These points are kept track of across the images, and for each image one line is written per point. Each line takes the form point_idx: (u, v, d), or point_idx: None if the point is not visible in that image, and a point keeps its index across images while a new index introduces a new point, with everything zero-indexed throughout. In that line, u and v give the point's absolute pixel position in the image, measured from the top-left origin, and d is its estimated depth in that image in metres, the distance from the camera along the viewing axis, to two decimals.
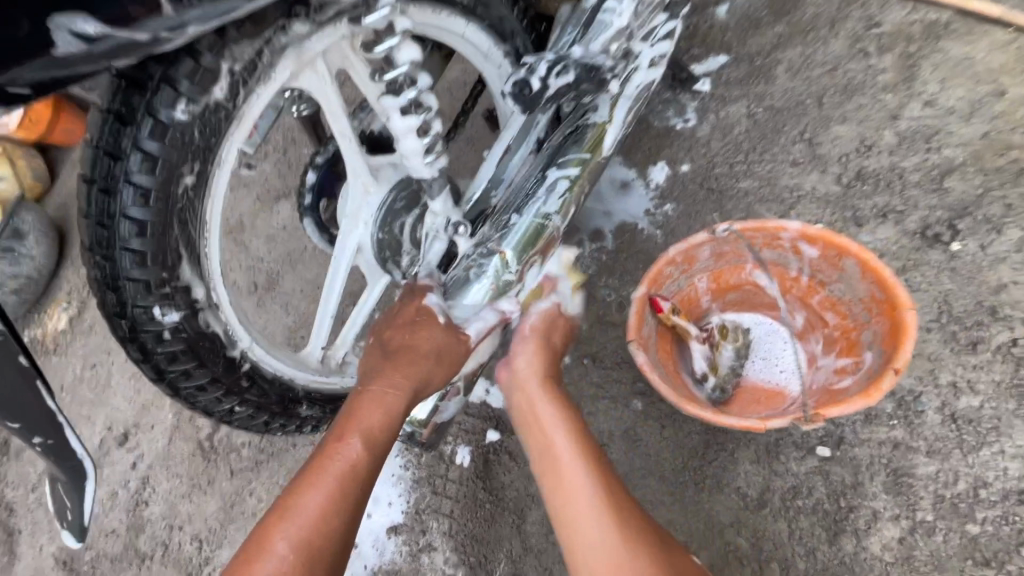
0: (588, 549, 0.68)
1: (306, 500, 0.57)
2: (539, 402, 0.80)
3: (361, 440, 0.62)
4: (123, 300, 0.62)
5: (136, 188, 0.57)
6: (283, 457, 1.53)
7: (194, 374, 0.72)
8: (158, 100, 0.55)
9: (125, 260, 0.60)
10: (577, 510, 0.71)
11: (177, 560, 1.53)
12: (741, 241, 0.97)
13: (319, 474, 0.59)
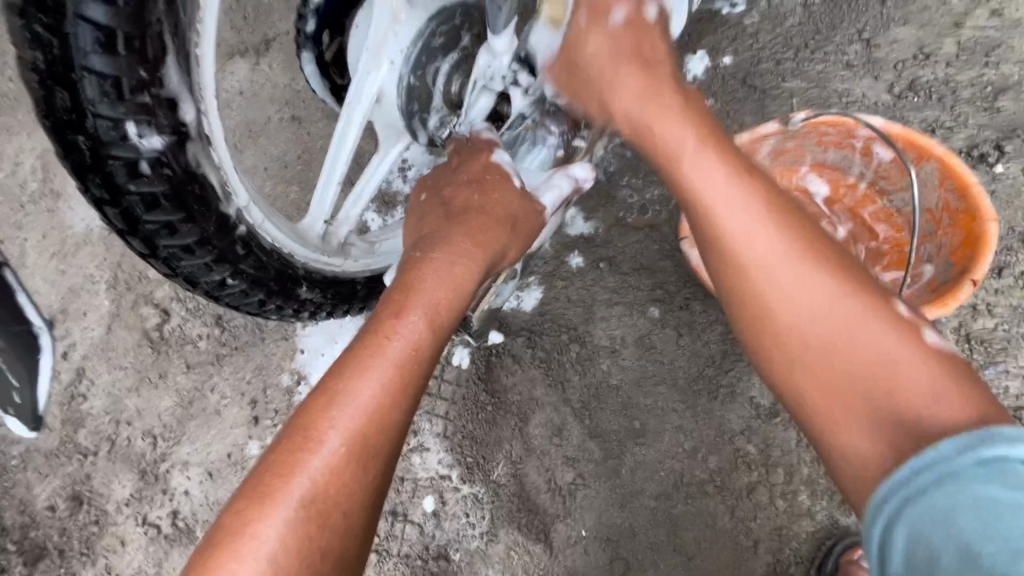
0: (778, 294, 0.61)
1: (364, 386, 0.56)
2: (695, 154, 0.66)
3: (424, 319, 0.60)
4: (83, 104, 0.45)
5: None
6: (249, 352, 1.37)
7: (177, 232, 0.55)
8: None
9: (85, 42, 0.43)
10: (770, 272, 0.61)
11: (128, 455, 1.39)
12: (809, 138, 0.89)
13: (376, 361, 0.57)
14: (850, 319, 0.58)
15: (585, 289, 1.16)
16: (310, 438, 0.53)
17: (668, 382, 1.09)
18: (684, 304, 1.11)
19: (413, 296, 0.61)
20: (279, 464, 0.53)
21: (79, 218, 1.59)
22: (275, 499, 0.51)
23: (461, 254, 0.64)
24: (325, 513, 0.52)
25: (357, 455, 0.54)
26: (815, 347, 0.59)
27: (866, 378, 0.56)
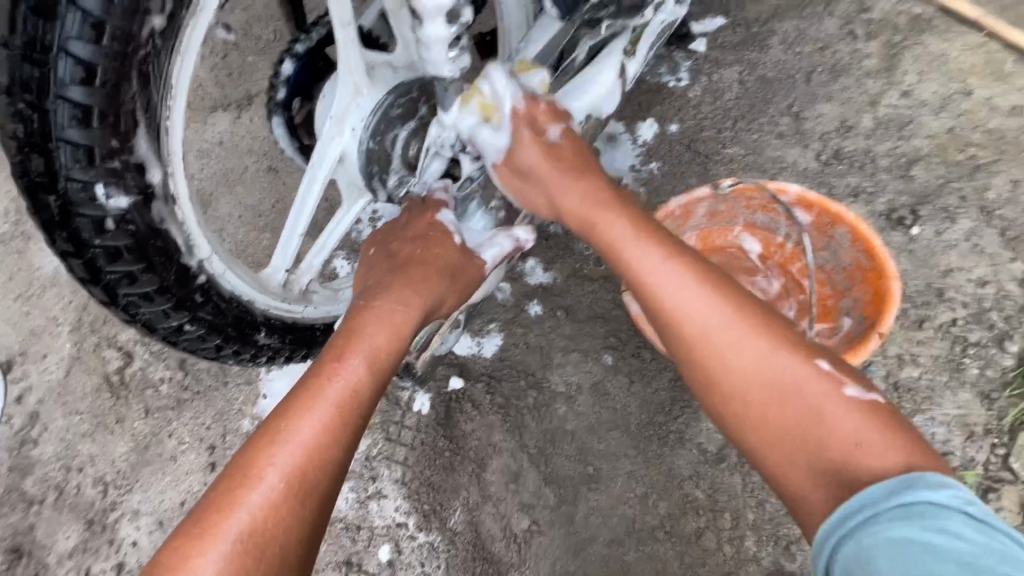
0: (720, 351, 0.65)
1: (302, 426, 0.59)
2: (627, 238, 0.72)
3: (364, 361, 0.64)
4: (56, 169, 0.50)
5: (84, 20, 0.47)
6: (211, 397, 1.37)
7: (139, 282, 0.59)
8: None
9: (63, 117, 0.49)
10: (711, 329, 0.66)
11: (76, 505, 1.34)
12: (739, 201, 0.98)
13: (316, 399, 0.60)
14: (783, 375, 0.63)
15: (543, 337, 1.22)
16: (250, 476, 0.55)
17: (621, 427, 1.12)
18: (636, 352, 1.17)
19: (355, 340, 0.66)
20: (216, 505, 0.54)
21: (49, 261, 1.61)
22: (208, 540, 0.52)
23: (400, 301, 0.70)
24: (261, 547, 0.53)
25: (295, 492, 0.56)
26: (755, 404, 0.63)
27: (802, 432, 0.61)
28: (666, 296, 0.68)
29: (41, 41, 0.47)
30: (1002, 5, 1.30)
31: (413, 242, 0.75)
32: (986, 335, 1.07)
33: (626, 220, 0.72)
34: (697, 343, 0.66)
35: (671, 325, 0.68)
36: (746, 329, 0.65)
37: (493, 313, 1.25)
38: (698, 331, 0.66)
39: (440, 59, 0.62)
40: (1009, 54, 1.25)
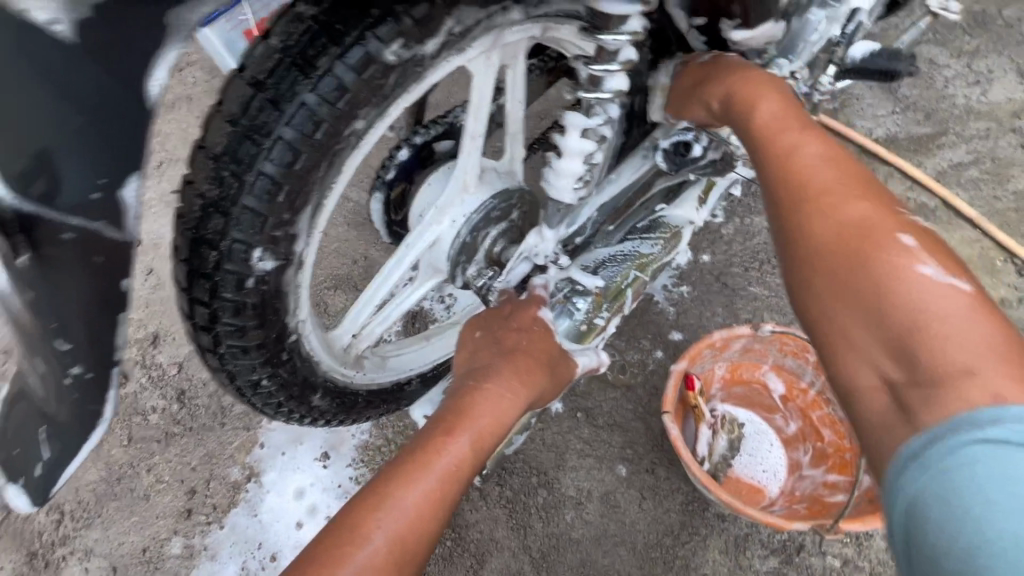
0: (908, 279, 0.54)
1: (408, 495, 0.63)
2: (845, 205, 0.60)
3: (470, 441, 0.69)
4: (228, 229, 0.52)
5: (306, 113, 0.49)
6: (203, 436, 1.30)
7: (244, 335, 0.60)
8: (375, 30, 0.49)
9: (260, 186, 0.51)
10: (907, 277, 0.54)
11: (20, 531, 1.22)
12: (773, 344, 1.05)
13: (426, 470, 0.64)
14: (928, 297, 0.52)
15: (560, 436, 1.22)
16: (359, 533, 0.59)
17: (627, 545, 1.12)
18: (649, 469, 1.18)
19: (464, 419, 0.70)
20: (324, 558, 0.58)
21: None
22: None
23: (507, 390, 0.74)
24: None
25: (393, 559, 0.60)
26: (886, 307, 0.54)
27: (909, 321, 0.52)
28: (840, 218, 0.59)
29: (257, 121, 0.50)
30: (993, 209, 1.50)
31: (520, 331, 0.82)
32: None
33: (841, 176, 0.62)
34: (873, 282, 0.55)
35: (879, 287, 0.55)
36: (905, 262, 0.55)
37: None
38: (851, 224, 0.59)
39: (565, 194, 0.71)
40: (999, 252, 1.43)
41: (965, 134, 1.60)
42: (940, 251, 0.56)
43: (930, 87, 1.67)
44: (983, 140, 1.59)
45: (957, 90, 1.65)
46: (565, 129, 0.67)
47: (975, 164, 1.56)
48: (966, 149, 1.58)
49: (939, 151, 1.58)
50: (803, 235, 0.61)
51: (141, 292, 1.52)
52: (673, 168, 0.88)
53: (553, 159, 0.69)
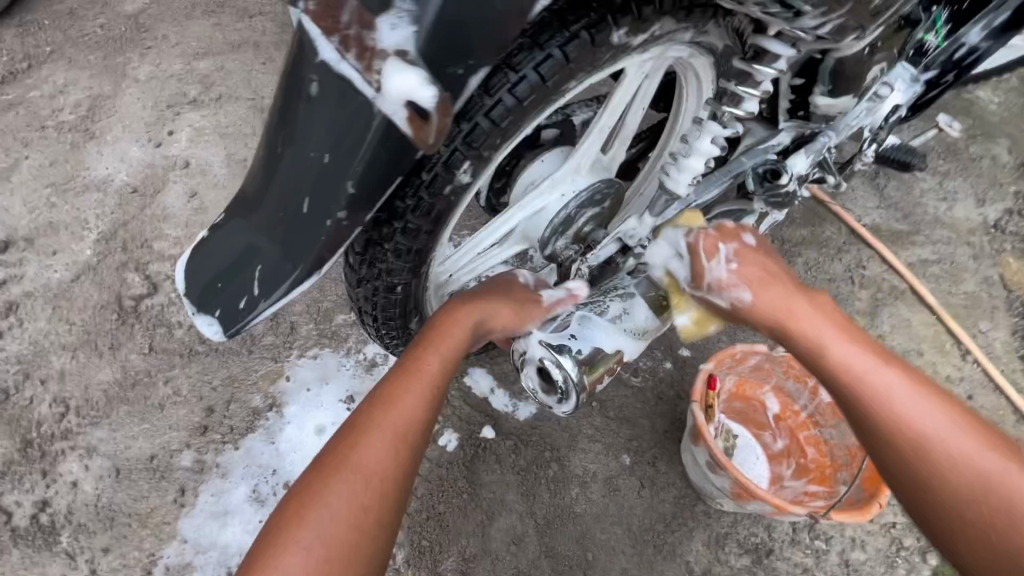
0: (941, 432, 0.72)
1: (404, 398, 0.77)
2: (852, 352, 0.79)
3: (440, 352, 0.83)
4: (456, 138, 0.61)
5: (552, 62, 0.61)
6: (228, 359, 1.31)
7: (417, 234, 0.68)
8: (617, 15, 0.62)
9: (496, 113, 0.61)
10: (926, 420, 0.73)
11: (18, 418, 1.18)
12: (780, 365, 1.22)
13: (412, 375, 0.79)
14: (960, 446, 0.71)
15: (575, 419, 1.33)
16: (361, 428, 0.74)
17: (622, 525, 1.22)
18: (650, 462, 1.30)
19: (446, 338, 0.84)
20: (339, 446, 0.73)
21: (102, 166, 1.56)
22: (328, 487, 0.69)
23: (494, 308, 0.89)
24: (369, 478, 0.71)
25: (394, 447, 0.73)
26: (945, 488, 0.70)
27: (971, 493, 0.69)
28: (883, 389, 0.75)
29: (512, 59, 0.61)
30: (947, 303, 1.78)
31: (505, 278, 0.96)
32: (914, 544, 1.31)
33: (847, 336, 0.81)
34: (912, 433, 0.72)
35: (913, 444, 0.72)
36: (931, 419, 0.73)
37: None
38: (925, 440, 0.72)
39: (682, 184, 0.92)
40: (949, 338, 1.69)
41: (932, 238, 1.90)
42: (965, 414, 0.74)
43: (909, 193, 1.97)
44: (945, 245, 1.89)
45: (930, 199, 1.97)
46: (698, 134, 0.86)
47: (937, 263, 1.85)
48: (931, 249, 1.88)
49: (911, 246, 1.87)
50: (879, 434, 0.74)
51: (181, 211, 1.51)
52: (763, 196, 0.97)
53: (682, 156, 0.89)
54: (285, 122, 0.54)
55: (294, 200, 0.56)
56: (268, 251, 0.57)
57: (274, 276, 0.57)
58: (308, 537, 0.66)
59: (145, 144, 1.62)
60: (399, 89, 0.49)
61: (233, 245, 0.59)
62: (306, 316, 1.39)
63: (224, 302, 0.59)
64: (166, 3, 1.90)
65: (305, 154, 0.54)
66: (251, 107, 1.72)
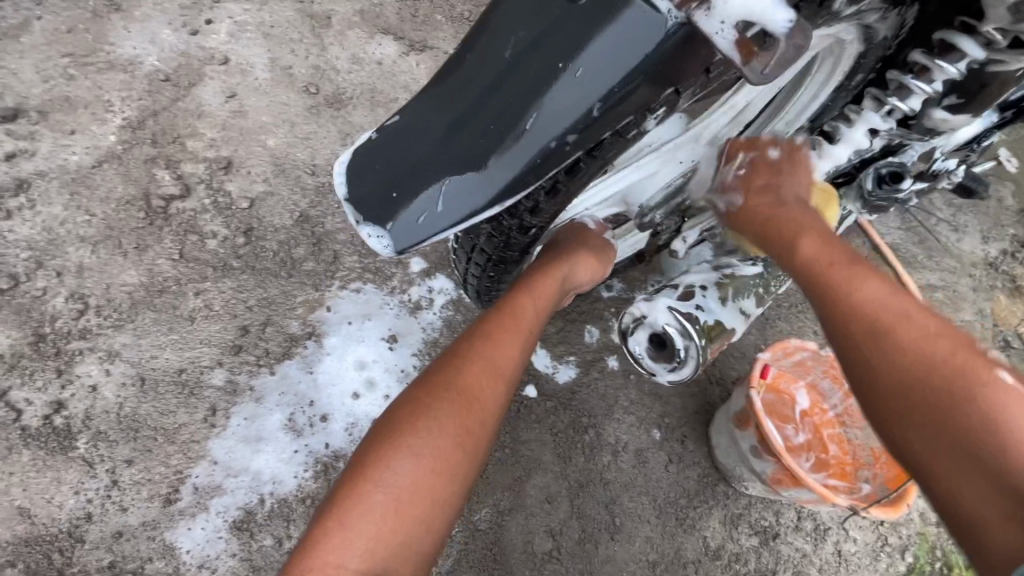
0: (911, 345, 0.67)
1: (501, 342, 0.81)
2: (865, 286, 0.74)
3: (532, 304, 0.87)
4: None
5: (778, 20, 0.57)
6: (265, 279, 1.21)
7: (582, 174, 0.64)
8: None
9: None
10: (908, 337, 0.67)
11: (29, 308, 1.07)
12: (822, 364, 1.26)
13: (509, 324, 0.83)
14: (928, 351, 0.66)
15: (612, 389, 1.33)
16: (462, 360, 0.78)
17: (649, 496, 1.25)
18: (678, 440, 1.32)
19: (539, 289, 0.89)
20: (438, 376, 0.76)
21: (129, 45, 1.39)
22: (429, 411, 0.72)
23: (585, 263, 0.95)
24: (466, 405, 0.74)
25: (492, 383, 0.78)
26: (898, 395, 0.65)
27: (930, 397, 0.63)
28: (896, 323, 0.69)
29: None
30: None
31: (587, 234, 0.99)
32: (896, 540, 1.40)
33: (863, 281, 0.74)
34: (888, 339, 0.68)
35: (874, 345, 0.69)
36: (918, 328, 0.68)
37: (578, 349, 1.35)
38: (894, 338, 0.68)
39: (818, 171, 0.96)
40: None
41: (940, 265, 2.01)
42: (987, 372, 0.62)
43: (926, 220, 2.06)
44: (949, 274, 2.00)
45: (944, 229, 2.06)
46: (852, 123, 0.89)
47: (940, 290, 1.96)
48: (937, 276, 1.98)
49: (919, 271, 1.97)
50: (869, 388, 0.68)
51: (218, 110, 1.37)
52: (869, 196, 0.95)
53: (826, 144, 0.92)
54: (526, 22, 0.51)
55: (517, 107, 0.52)
56: (462, 152, 0.53)
57: (465, 185, 0.54)
58: (411, 450, 0.70)
59: (179, 29, 1.44)
60: (739, 6, 0.46)
61: (416, 142, 0.55)
62: (350, 247, 1.30)
63: (409, 202, 0.55)
64: None
65: (546, 61, 0.50)
66: (299, 9, 1.55)
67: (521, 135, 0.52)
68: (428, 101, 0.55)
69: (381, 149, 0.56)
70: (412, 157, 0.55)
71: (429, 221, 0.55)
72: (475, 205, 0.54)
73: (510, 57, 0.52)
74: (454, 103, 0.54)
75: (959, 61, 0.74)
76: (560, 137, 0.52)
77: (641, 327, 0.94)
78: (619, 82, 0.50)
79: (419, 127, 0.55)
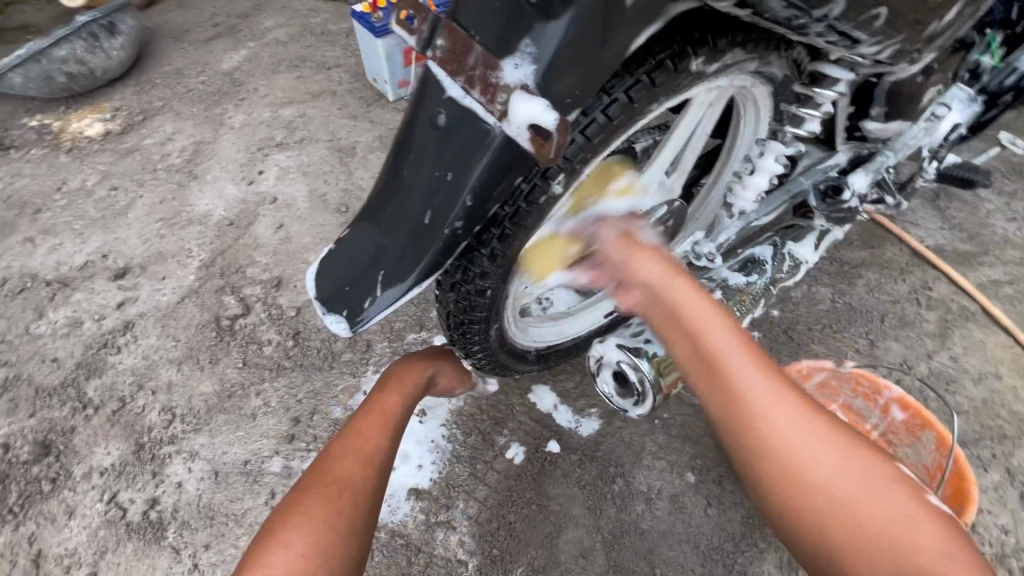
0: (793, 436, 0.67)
1: (370, 432, 0.95)
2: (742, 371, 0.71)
3: (392, 401, 1.04)
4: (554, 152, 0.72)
5: (618, 104, 0.72)
6: (312, 373, 1.42)
7: (512, 240, 0.78)
8: (678, 56, 0.73)
9: (588, 127, 0.73)
10: (800, 451, 0.66)
11: (132, 423, 1.33)
12: (848, 383, 1.22)
13: (373, 418, 0.99)
14: (836, 455, 0.66)
15: (637, 436, 1.35)
16: (337, 454, 0.90)
17: (690, 543, 1.22)
18: (715, 480, 1.29)
19: (390, 390, 1.07)
20: (314, 472, 0.87)
21: (204, 203, 1.77)
22: (306, 500, 0.81)
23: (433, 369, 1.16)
24: (341, 487, 0.84)
25: (366, 463, 0.89)
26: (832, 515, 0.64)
27: (838, 511, 0.64)
28: (784, 431, 0.67)
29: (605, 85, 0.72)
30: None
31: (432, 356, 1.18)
32: None
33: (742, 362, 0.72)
34: (786, 460, 0.66)
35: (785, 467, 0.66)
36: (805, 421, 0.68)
37: (597, 401, 1.40)
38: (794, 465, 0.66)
39: (747, 201, 1.06)
40: None
41: (1003, 259, 1.83)
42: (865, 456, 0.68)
43: (974, 214, 1.92)
44: (1018, 266, 1.81)
45: (998, 219, 1.91)
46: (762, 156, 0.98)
47: (1009, 284, 1.77)
48: (1003, 270, 1.81)
49: (979, 267, 1.81)
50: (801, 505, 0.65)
51: (270, 240, 1.67)
52: (820, 213, 1.02)
53: (747, 176, 1.03)
54: (415, 147, 0.67)
55: (418, 210, 0.68)
56: (389, 253, 0.71)
57: (394, 279, 0.71)
58: (291, 536, 0.76)
59: (240, 183, 1.82)
60: (524, 115, 0.58)
61: (357, 252, 0.73)
62: (381, 334, 1.49)
63: (358, 299, 0.73)
64: (258, 64, 2.21)
65: (432, 174, 0.66)
66: (329, 147, 1.89)
67: (425, 231, 0.68)
68: (364, 219, 0.73)
69: (333, 261, 0.74)
70: (356, 264, 0.73)
71: (371, 311, 0.72)
72: (405, 288, 0.71)
73: (410, 174, 0.68)
74: (379, 217, 0.71)
75: (834, 84, 0.89)
76: (454, 226, 0.67)
77: (604, 371, 1.02)
78: (489, 176, 0.64)
79: (358, 239, 0.73)
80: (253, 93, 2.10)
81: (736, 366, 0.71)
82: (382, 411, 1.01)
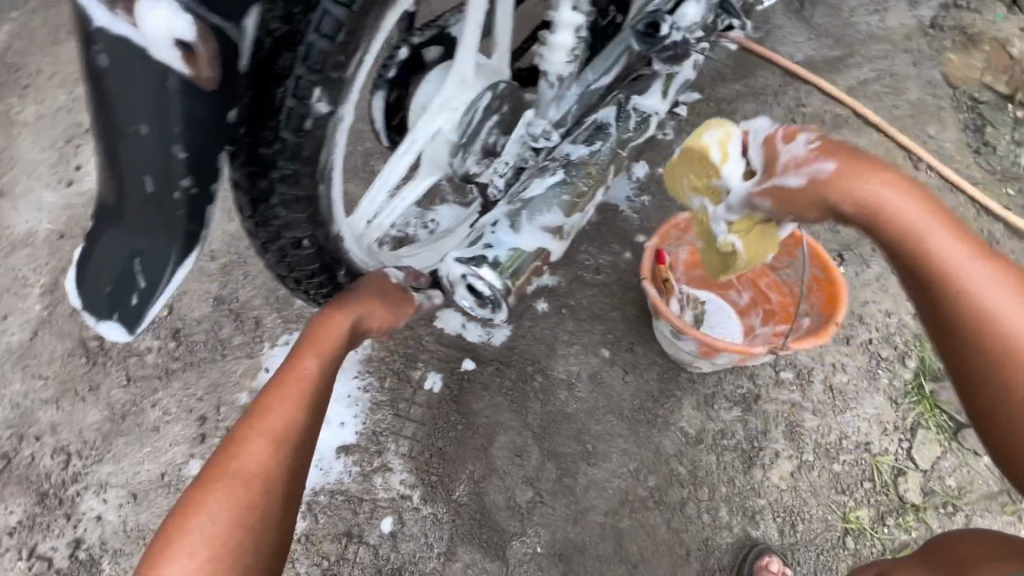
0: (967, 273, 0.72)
1: (286, 403, 0.79)
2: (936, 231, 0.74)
3: (317, 357, 0.85)
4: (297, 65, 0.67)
5: None
6: (205, 368, 1.33)
7: (297, 180, 0.77)
8: None
9: (324, 22, 0.67)
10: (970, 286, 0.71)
11: (26, 476, 1.23)
12: None
13: (290, 383, 0.81)
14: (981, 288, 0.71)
15: (548, 330, 1.35)
16: (247, 433, 0.75)
17: (615, 412, 1.27)
18: (628, 349, 1.33)
19: (317, 341, 0.87)
20: (219, 460, 0.73)
21: (22, 221, 1.53)
22: (206, 497, 0.69)
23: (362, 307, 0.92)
24: (246, 480, 0.71)
25: (279, 445, 0.75)
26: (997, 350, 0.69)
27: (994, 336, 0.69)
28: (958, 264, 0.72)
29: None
30: (895, 117, 1.72)
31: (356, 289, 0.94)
32: (891, 352, 1.36)
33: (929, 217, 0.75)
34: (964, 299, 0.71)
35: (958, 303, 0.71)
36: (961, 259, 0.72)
37: None
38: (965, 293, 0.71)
39: (560, 64, 0.90)
40: (900, 151, 1.66)
41: (870, 56, 1.83)
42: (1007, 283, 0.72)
43: (837, 16, 1.89)
44: (883, 60, 1.82)
45: (861, 16, 1.89)
46: (557, 4, 0.84)
47: (878, 81, 1.78)
48: (870, 68, 1.81)
49: (848, 70, 1.80)
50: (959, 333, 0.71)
51: None
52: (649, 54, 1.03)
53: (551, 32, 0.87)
54: (98, 109, 0.58)
55: (135, 177, 0.61)
56: (137, 239, 0.65)
57: (152, 266, 0.65)
58: (190, 543, 0.67)
59: (58, 187, 1.58)
60: (162, 30, 0.52)
61: (103, 257, 0.66)
62: (268, 307, 1.40)
63: (123, 303, 0.67)
64: (29, 36, 1.83)
65: (127, 131, 0.58)
66: None
67: (155, 201, 0.62)
68: (101, 220, 0.66)
69: (84, 275, 0.67)
70: (106, 267, 0.66)
71: (146, 308, 0.67)
72: (172, 271, 0.67)
73: (111, 146, 0.60)
74: (110, 209, 0.64)
75: None
76: (183, 183, 0.62)
77: (459, 287, 0.89)
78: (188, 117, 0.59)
79: (100, 241, 0.66)
80: (37, 75, 1.76)
81: (930, 230, 0.74)
82: (306, 371, 0.83)
